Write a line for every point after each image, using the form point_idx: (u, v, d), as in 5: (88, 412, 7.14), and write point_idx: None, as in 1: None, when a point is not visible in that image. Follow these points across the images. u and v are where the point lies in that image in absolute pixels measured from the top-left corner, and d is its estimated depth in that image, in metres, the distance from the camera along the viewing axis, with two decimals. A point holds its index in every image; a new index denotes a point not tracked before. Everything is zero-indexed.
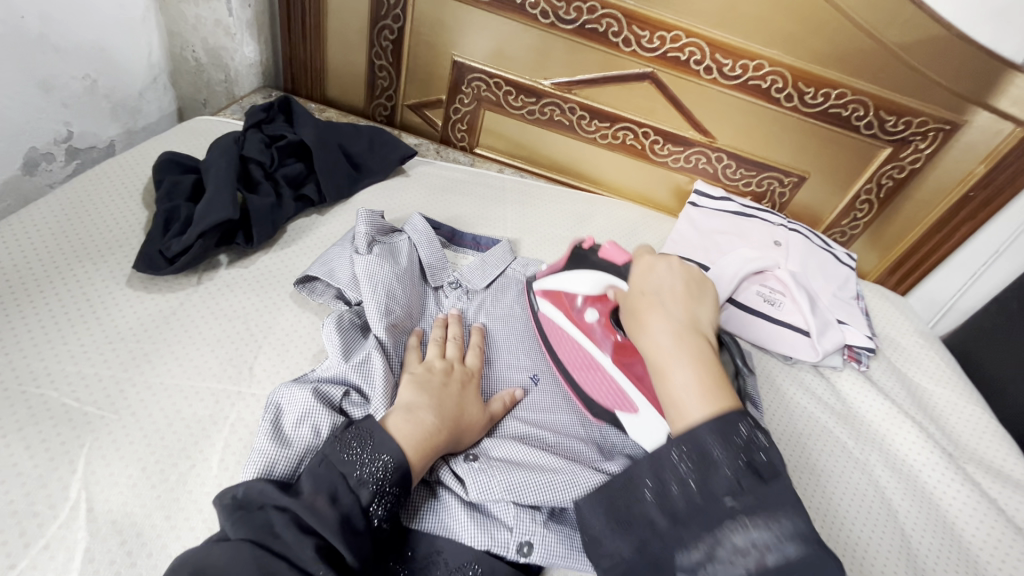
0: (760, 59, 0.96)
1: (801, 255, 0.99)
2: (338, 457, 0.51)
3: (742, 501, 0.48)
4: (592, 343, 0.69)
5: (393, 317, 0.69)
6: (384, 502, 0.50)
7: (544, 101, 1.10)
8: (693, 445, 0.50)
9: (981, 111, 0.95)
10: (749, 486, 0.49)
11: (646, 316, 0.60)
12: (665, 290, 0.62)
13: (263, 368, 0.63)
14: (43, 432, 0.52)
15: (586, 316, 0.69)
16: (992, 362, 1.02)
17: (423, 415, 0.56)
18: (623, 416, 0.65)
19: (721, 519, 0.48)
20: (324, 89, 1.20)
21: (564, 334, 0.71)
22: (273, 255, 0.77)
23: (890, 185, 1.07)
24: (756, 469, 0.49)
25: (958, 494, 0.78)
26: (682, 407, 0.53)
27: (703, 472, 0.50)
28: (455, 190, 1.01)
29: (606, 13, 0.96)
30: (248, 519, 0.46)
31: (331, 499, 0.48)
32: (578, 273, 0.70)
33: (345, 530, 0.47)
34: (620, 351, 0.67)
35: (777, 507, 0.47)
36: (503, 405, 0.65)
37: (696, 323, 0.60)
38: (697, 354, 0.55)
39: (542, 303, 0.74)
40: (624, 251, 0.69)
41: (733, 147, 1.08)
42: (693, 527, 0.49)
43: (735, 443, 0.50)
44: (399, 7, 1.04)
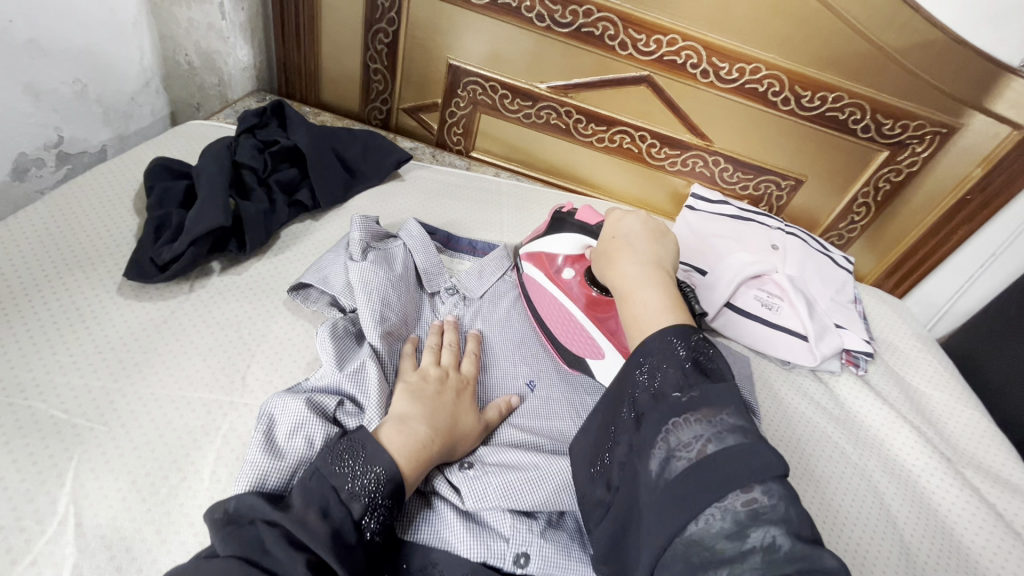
0: (757, 63, 0.95)
1: (799, 258, 0.99)
2: (329, 470, 0.50)
3: (687, 394, 0.45)
4: (567, 297, 0.74)
5: (388, 324, 0.68)
6: (377, 515, 0.49)
7: (540, 104, 1.09)
8: (646, 350, 0.49)
9: (978, 115, 0.95)
10: (695, 381, 0.46)
11: (616, 254, 0.60)
12: (635, 232, 0.63)
13: (256, 377, 0.62)
14: (30, 445, 0.51)
15: (564, 274, 0.75)
16: (988, 365, 1.02)
17: (415, 426, 0.55)
18: (593, 364, 0.71)
19: (666, 416, 0.45)
20: (319, 93, 1.19)
21: (543, 291, 0.77)
22: (267, 262, 0.76)
23: (887, 188, 1.07)
24: (702, 367, 0.47)
25: (957, 499, 0.78)
26: (643, 323, 0.52)
27: (652, 375, 0.48)
28: (451, 194, 1.00)
29: (602, 16, 0.96)
30: (237, 534, 0.45)
31: (323, 512, 0.47)
32: (557, 236, 0.76)
33: (338, 543, 0.46)
34: (595, 307, 0.72)
35: (720, 402, 0.44)
36: (500, 411, 0.64)
37: (665, 261, 0.59)
38: (663, 281, 0.55)
39: (526, 266, 0.80)
40: (598, 214, 0.75)
41: (730, 150, 1.08)
42: (645, 430, 0.46)
43: (686, 348, 0.48)
44: (394, 10, 1.03)
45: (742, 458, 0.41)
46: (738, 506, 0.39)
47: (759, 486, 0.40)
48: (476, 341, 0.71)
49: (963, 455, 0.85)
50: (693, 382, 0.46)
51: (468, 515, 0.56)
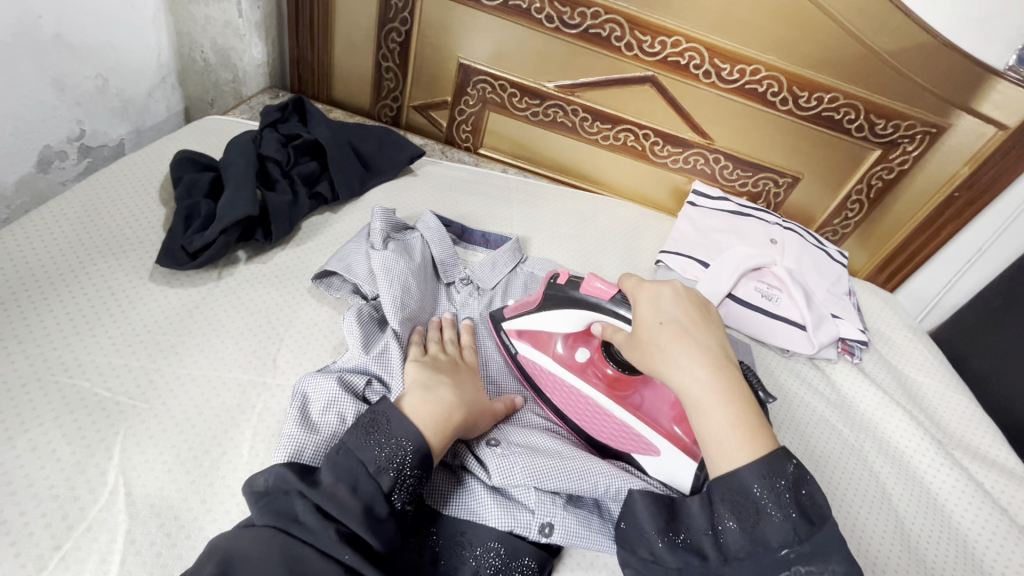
0: (757, 64, 1.00)
1: (797, 253, 1.03)
2: (356, 445, 0.52)
3: (798, 550, 0.48)
4: (586, 381, 0.69)
5: (410, 309, 0.71)
6: (404, 488, 0.51)
7: (547, 103, 1.13)
8: (742, 492, 0.50)
9: (965, 115, 1.00)
10: (805, 535, 0.49)
11: (675, 350, 0.55)
12: (681, 319, 0.57)
13: (286, 359, 0.65)
14: (78, 420, 0.54)
15: (576, 356, 0.71)
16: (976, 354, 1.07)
17: (441, 393, 0.58)
18: (641, 459, 0.64)
19: (775, 567, 0.48)
20: (331, 90, 1.22)
21: (552, 375, 0.71)
22: (290, 251, 0.79)
23: (879, 186, 1.11)
24: (806, 513, 0.50)
25: (948, 479, 0.82)
26: (724, 447, 0.52)
27: (755, 520, 0.50)
28: (464, 189, 1.04)
29: (610, 18, 1.00)
30: (274, 504, 0.48)
31: (352, 487, 0.49)
32: (552, 314, 0.69)
33: (368, 517, 0.48)
34: (617, 388, 0.69)
35: (827, 553, 0.48)
36: (505, 406, 0.66)
37: (722, 349, 0.56)
38: (731, 390, 0.53)
39: (520, 346, 0.72)
40: (611, 285, 0.64)
41: (730, 148, 1.12)
42: (742, 567, 0.49)
43: (782, 490, 0.50)
44: (407, 10, 1.06)
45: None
46: None
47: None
48: (470, 334, 0.72)
49: (953, 438, 0.90)
50: (798, 533, 0.49)
51: (495, 492, 0.59)
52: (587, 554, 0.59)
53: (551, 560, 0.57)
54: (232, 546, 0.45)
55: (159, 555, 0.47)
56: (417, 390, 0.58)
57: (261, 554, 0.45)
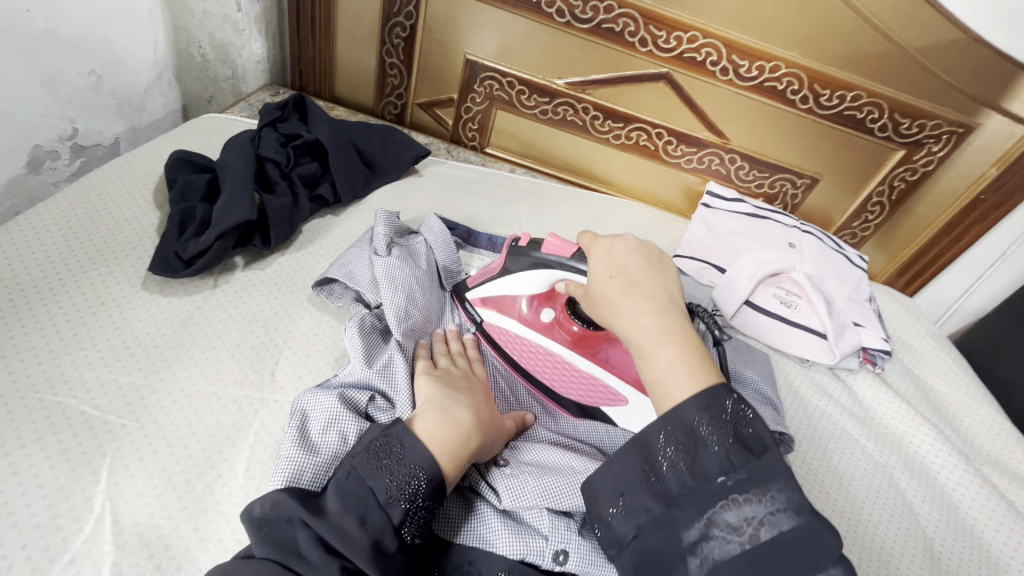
0: (777, 60, 0.95)
1: (816, 257, 0.99)
2: (367, 471, 0.49)
3: (735, 478, 0.45)
4: (553, 342, 0.70)
5: (414, 319, 0.67)
6: (415, 520, 0.48)
7: (556, 101, 1.09)
8: (678, 426, 0.46)
9: (994, 114, 0.95)
10: (740, 462, 0.45)
11: (620, 297, 0.53)
12: (632, 270, 0.55)
13: (285, 374, 0.62)
14: (63, 441, 0.51)
15: (542, 317, 0.71)
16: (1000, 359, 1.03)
17: (452, 418, 0.54)
18: (611, 411, 0.67)
19: (711, 499, 0.45)
20: (333, 87, 1.18)
21: (520, 339, 0.71)
22: (290, 256, 0.76)
23: (902, 187, 1.07)
24: (744, 441, 0.46)
25: (976, 496, 0.78)
26: (666, 387, 0.49)
27: (691, 453, 0.46)
28: (470, 190, 1.00)
29: (623, 12, 0.95)
30: (274, 534, 0.45)
31: (361, 521, 0.46)
32: (516, 277, 0.68)
33: (376, 553, 0.45)
34: (584, 345, 0.69)
35: (767, 479, 0.44)
36: (516, 422, 0.63)
37: (673, 297, 0.54)
38: (676, 332, 0.51)
39: (486, 312, 0.72)
40: (568, 241, 0.63)
41: (746, 148, 1.08)
42: (681, 509, 0.46)
43: (721, 418, 0.46)
44: (412, 4, 1.02)
45: (802, 544, 0.42)
46: None
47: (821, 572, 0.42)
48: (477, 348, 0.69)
49: (979, 451, 0.86)
50: (734, 459, 0.45)
51: (506, 513, 0.56)
52: None
53: None
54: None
55: None
56: (426, 411, 0.55)
57: None
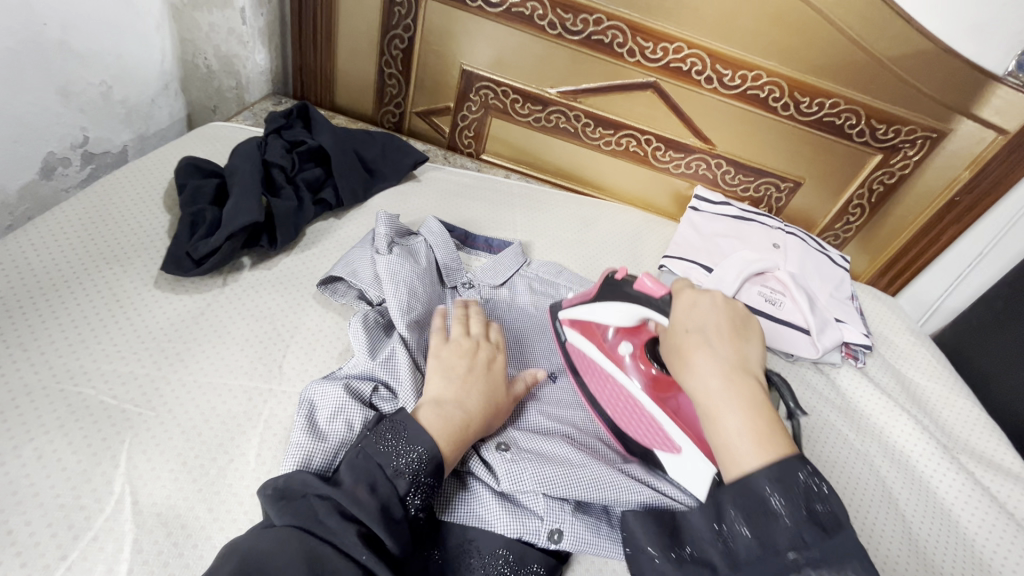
0: (759, 70, 1.00)
1: (799, 257, 1.04)
2: (374, 449, 0.53)
3: (806, 555, 0.45)
4: (626, 376, 0.68)
5: (416, 314, 0.70)
6: (419, 492, 0.52)
7: (549, 109, 1.13)
8: (750, 496, 0.48)
9: (966, 120, 1.00)
10: (814, 541, 0.46)
11: (693, 357, 0.55)
12: (710, 328, 0.57)
13: (292, 366, 0.65)
14: (83, 427, 0.53)
15: (619, 349, 0.69)
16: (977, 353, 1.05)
17: (451, 411, 0.57)
18: (664, 457, 0.63)
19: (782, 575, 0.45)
20: (334, 97, 1.22)
21: (595, 365, 0.71)
22: (295, 256, 0.79)
23: (881, 190, 1.12)
24: (818, 519, 0.47)
25: (953, 484, 0.82)
26: (734, 453, 0.50)
27: (763, 524, 0.47)
28: (467, 194, 1.04)
29: (612, 24, 1.00)
30: (291, 505, 0.48)
31: (371, 488, 0.50)
32: (605, 306, 0.68)
33: (385, 517, 0.48)
34: (657, 387, 0.65)
35: (842, 560, 0.45)
36: (526, 385, 0.67)
37: (748, 362, 0.55)
38: (749, 399, 0.52)
39: (570, 333, 0.73)
40: (662, 283, 0.64)
41: (731, 153, 1.13)
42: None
43: (796, 493, 0.47)
44: (410, 17, 1.06)
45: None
46: None
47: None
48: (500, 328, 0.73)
49: (957, 440, 0.90)
50: (810, 535, 0.46)
51: (506, 502, 0.58)
52: (596, 561, 0.59)
53: (560, 565, 0.57)
54: (249, 547, 0.45)
55: (166, 564, 0.47)
56: (429, 403, 0.58)
57: (276, 548, 0.45)
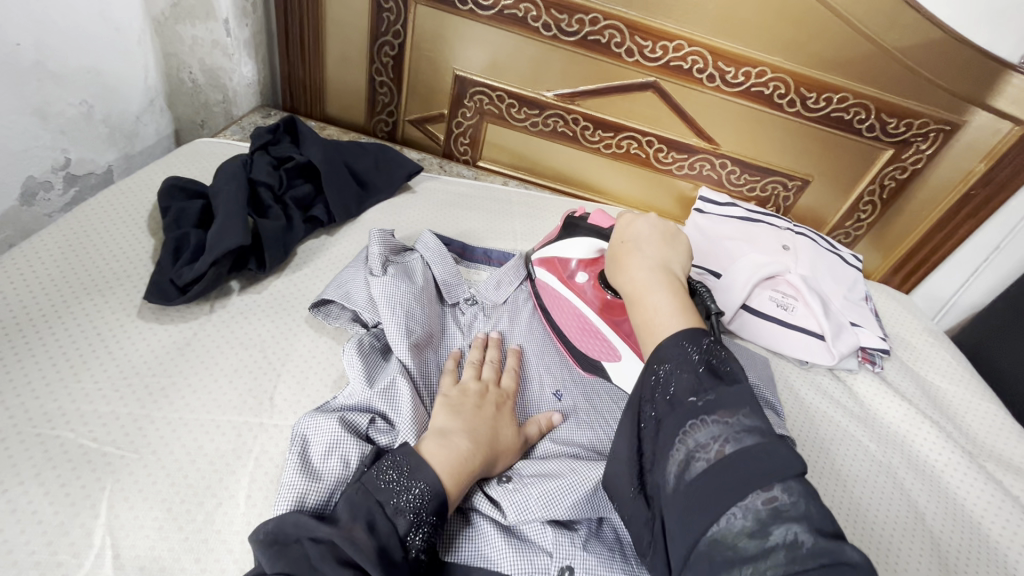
0: (763, 66, 0.96)
1: (811, 259, 1.00)
2: (374, 484, 0.50)
3: (704, 398, 0.46)
4: (582, 301, 0.76)
5: (415, 337, 0.67)
6: (421, 531, 0.48)
7: (546, 112, 1.09)
8: (663, 358, 0.49)
9: (980, 111, 0.96)
10: (710, 385, 0.46)
11: (623, 258, 0.61)
12: (642, 236, 0.63)
13: (284, 398, 0.61)
14: (62, 475, 0.50)
15: (577, 278, 0.77)
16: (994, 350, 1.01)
17: (456, 441, 0.55)
18: (613, 369, 0.72)
19: (683, 420, 0.46)
20: (325, 107, 1.19)
21: (555, 294, 0.78)
22: (285, 279, 0.76)
23: (893, 186, 1.08)
24: (715, 371, 0.48)
25: (981, 494, 0.78)
26: (654, 327, 0.53)
27: (667, 380, 0.48)
28: (464, 205, 1.01)
29: (609, 24, 0.96)
30: (284, 551, 0.44)
31: (369, 527, 0.47)
32: (569, 241, 0.78)
33: (384, 559, 0.45)
34: (611, 312, 0.74)
35: (735, 403, 0.45)
36: (539, 429, 0.64)
37: (673, 263, 0.60)
38: (670, 284, 0.56)
39: (537, 271, 0.81)
40: (610, 218, 0.78)
41: (737, 153, 1.09)
42: (662, 435, 0.47)
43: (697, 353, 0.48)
44: (400, 23, 1.03)
45: (763, 457, 0.42)
46: (759, 505, 0.40)
47: (779, 485, 0.41)
48: (516, 357, 0.71)
49: (977, 442, 0.87)
50: (706, 382, 0.47)
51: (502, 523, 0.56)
52: None
53: None
54: None
55: None
56: (433, 435, 0.55)
57: None
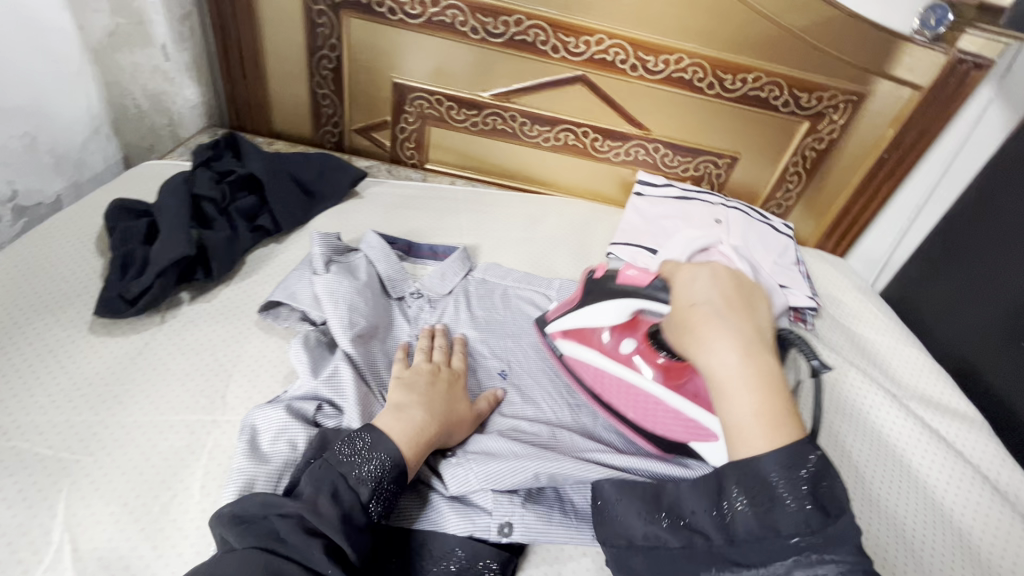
0: (680, 53, 1.03)
1: (741, 231, 1.07)
2: (337, 458, 0.53)
3: (808, 539, 0.46)
4: (635, 371, 0.72)
5: (360, 327, 0.71)
6: (382, 499, 0.53)
7: (485, 112, 1.14)
8: (751, 477, 0.48)
9: (883, 80, 1.04)
10: (817, 526, 0.46)
11: (702, 333, 0.54)
12: (718, 304, 0.55)
13: (235, 395, 0.65)
14: (19, 482, 0.53)
15: (621, 348, 0.74)
16: (913, 299, 1.09)
17: (412, 412, 0.59)
18: (700, 446, 0.67)
19: (779, 552, 0.47)
20: (271, 123, 1.22)
21: (599, 368, 0.75)
22: (234, 286, 0.79)
23: (814, 156, 1.15)
24: (822, 504, 0.47)
25: (902, 428, 0.85)
26: (744, 434, 0.49)
27: (763, 505, 0.48)
28: (410, 206, 1.05)
29: (532, 24, 1.02)
30: (252, 528, 0.48)
31: (333, 498, 0.50)
32: (594, 310, 0.74)
33: (347, 526, 0.49)
34: (670, 376, 0.70)
35: (840, 543, 0.45)
36: (488, 403, 0.70)
37: (762, 336, 0.54)
38: (762, 378, 0.50)
39: (566, 344, 0.78)
40: (647, 273, 0.69)
41: (667, 136, 1.15)
42: (745, 550, 0.49)
43: (802, 478, 0.47)
44: (334, 36, 1.07)
45: None
46: None
47: None
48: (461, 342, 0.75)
49: (902, 383, 0.94)
50: (813, 522, 0.46)
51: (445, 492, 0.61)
52: (552, 549, 0.60)
53: (514, 559, 0.58)
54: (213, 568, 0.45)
55: None
56: (389, 410, 0.59)
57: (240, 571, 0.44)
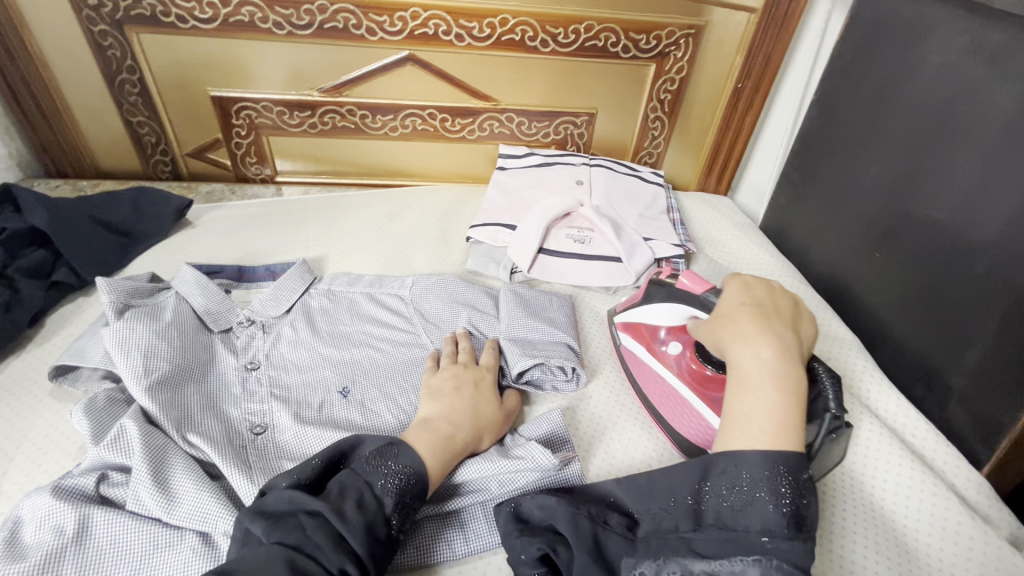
0: (503, 14, 0.97)
1: (604, 189, 1.03)
2: (363, 468, 0.53)
3: (776, 544, 0.45)
4: (675, 373, 0.72)
5: (161, 372, 0.64)
6: (405, 511, 0.52)
7: (319, 111, 1.06)
8: (743, 471, 0.47)
9: (715, 9, 1.00)
10: (791, 533, 0.45)
11: (741, 327, 0.56)
12: (768, 309, 0.58)
13: (13, 480, 0.58)
14: None
15: (669, 348, 0.75)
16: (787, 226, 1.07)
17: (438, 425, 0.60)
18: None
19: (741, 547, 0.46)
20: (94, 161, 1.11)
21: (644, 363, 0.76)
22: (28, 356, 0.71)
23: (670, 98, 1.11)
24: (800, 518, 0.46)
25: None
26: (749, 424, 0.49)
27: (744, 505, 0.47)
28: (251, 225, 0.97)
29: (339, 8, 0.94)
30: (281, 524, 0.47)
31: (358, 504, 0.50)
32: (651, 308, 0.75)
33: (369, 534, 0.49)
34: (709, 387, 0.70)
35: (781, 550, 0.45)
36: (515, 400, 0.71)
37: (797, 350, 0.56)
38: (787, 379, 0.51)
39: (623, 337, 0.80)
40: (703, 281, 0.68)
41: (517, 104, 1.09)
42: (707, 534, 0.47)
43: (784, 490, 0.46)
44: (129, 57, 0.97)
45: None
46: None
47: None
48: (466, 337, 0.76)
49: (836, 337, 0.85)
50: (787, 528, 0.45)
51: (213, 537, 0.53)
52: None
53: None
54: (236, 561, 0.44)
55: None
56: (419, 425, 0.61)
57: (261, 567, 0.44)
